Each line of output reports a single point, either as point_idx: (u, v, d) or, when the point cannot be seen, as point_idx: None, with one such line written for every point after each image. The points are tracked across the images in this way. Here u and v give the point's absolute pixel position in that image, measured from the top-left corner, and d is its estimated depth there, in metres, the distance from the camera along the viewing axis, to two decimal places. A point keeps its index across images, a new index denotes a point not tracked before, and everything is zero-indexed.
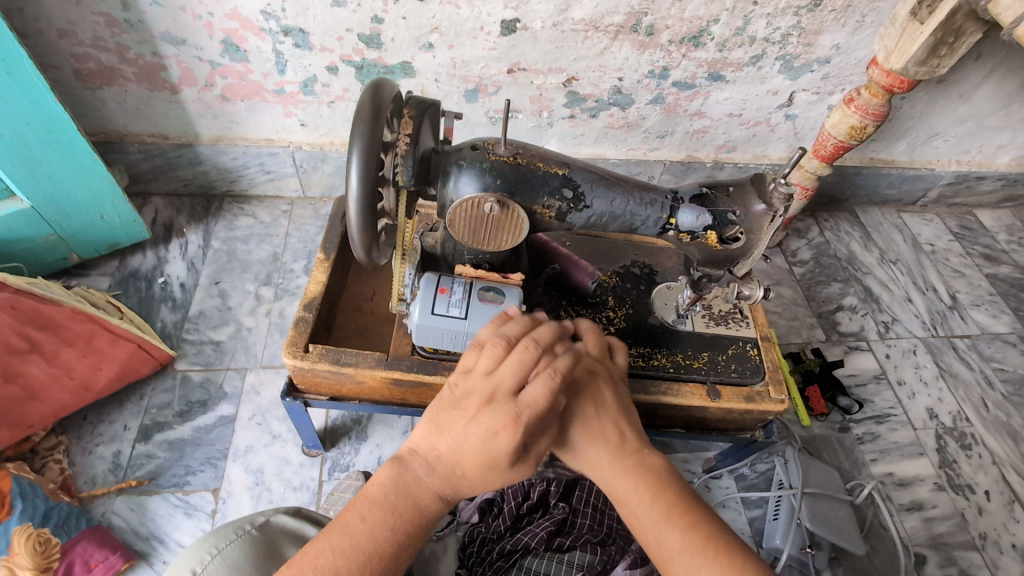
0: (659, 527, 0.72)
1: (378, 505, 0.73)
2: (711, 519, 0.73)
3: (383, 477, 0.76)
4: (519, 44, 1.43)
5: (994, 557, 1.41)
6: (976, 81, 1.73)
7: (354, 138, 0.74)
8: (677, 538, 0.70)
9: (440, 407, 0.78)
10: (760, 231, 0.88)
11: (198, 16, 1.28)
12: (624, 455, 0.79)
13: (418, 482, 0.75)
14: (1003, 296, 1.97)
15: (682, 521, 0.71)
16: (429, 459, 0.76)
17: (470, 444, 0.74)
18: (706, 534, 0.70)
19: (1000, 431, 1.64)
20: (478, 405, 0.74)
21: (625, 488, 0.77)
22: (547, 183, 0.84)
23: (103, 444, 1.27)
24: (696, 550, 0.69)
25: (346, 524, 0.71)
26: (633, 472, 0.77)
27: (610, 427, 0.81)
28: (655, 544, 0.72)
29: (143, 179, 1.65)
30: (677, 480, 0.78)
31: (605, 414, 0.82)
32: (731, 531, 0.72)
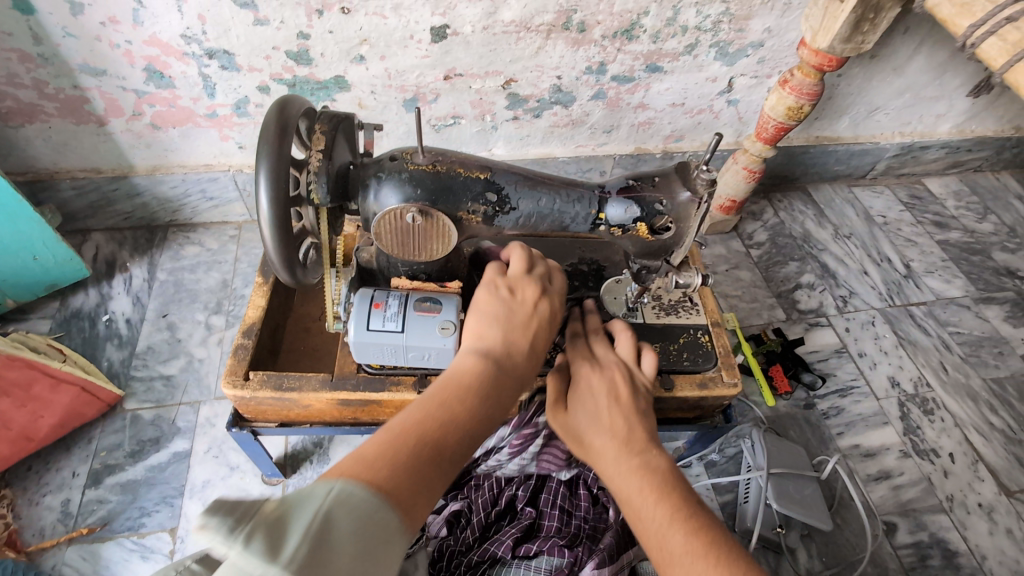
0: (663, 529, 0.69)
1: (471, 386, 0.70)
2: (720, 531, 0.68)
3: (468, 366, 0.73)
4: (452, 50, 1.42)
5: (961, 518, 1.43)
6: (908, 53, 1.76)
7: (260, 157, 0.71)
8: (681, 541, 0.67)
9: (500, 296, 0.82)
10: (689, 219, 0.88)
11: (115, 45, 1.24)
12: (632, 451, 0.78)
13: (508, 364, 0.76)
14: (955, 261, 2.02)
15: (687, 526, 0.68)
16: (509, 343, 0.77)
17: (538, 321, 0.82)
18: (710, 541, 0.66)
19: (960, 393, 1.67)
20: (538, 290, 0.85)
21: (629, 486, 0.75)
22: (469, 188, 0.83)
23: (51, 494, 1.23)
24: (700, 555, 0.65)
25: (444, 402, 0.67)
26: (638, 472, 0.75)
27: (620, 421, 0.82)
28: (655, 546, 0.68)
29: (81, 216, 1.60)
30: (687, 488, 0.75)
31: (616, 404, 0.85)
32: (739, 545, 0.67)
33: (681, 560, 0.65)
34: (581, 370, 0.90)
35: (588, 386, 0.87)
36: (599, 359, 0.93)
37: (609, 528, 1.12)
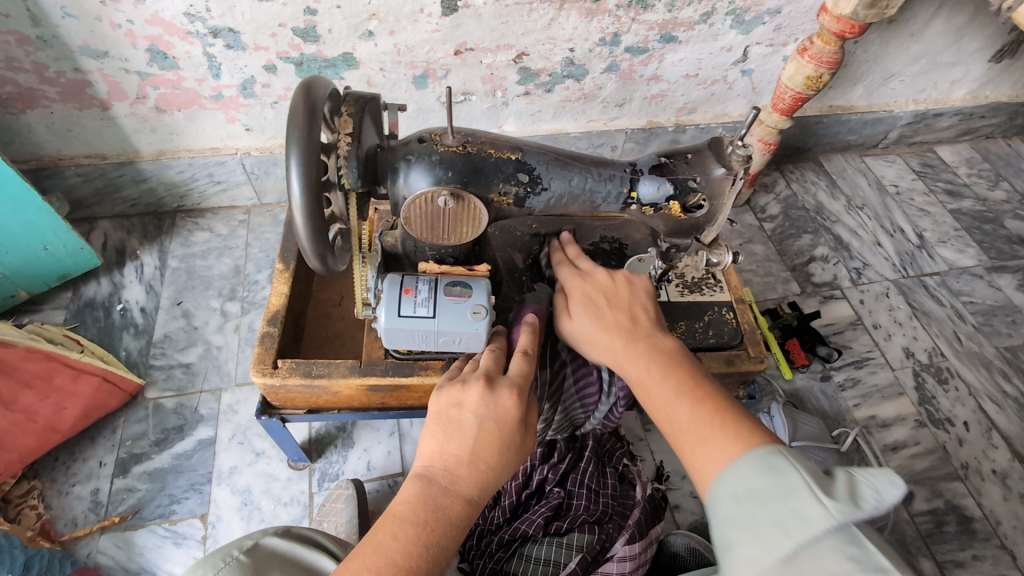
0: (670, 403, 0.73)
1: (410, 522, 0.70)
2: (725, 399, 0.73)
3: (408, 494, 0.72)
4: (463, 23, 1.37)
5: (976, 484, 1.46)
6: (927, 17, 1.72)
7: (289, 141, 0.69)
8: (686, 410, 0.71)
9: (446, 406, 0.77)
10: (723, 196, 0.87)
11: (117, 24, 1.20)
12: (638, 339, 0.82)
13: (452, 489, 0.73)
14: (967, 231, 2.01)
15: (693, 397, 0.72)
16: (450, 464, 0.74)
17: (482, 429, 0.75)
18: (717, 409, 0.70)
19: (974, 362, 1.68)
20: (480, 391, 0.77)
21: (637, 369, 0.79)
22: (500, 169, 0.81)
23: (79, 484, 1.23)
24: (705, 421, 0.69)
25: (378, 546, 0.68)
26: (645, 355, 0.80)
27: (622, 318, 0.85)
28: (667, 419, 0.73)
29: (87, 204, 1.57)
30: (695, 366, 0.79)
31: (613, 306, 0.87)
32: (745, 411, 0.71)
33: (687, 428, 0.70)
34: (574, 279, 0.93)
35: (581, 292, 0.90)
36: (587, 268, 0.95)
37: (637, 506, 1.12)
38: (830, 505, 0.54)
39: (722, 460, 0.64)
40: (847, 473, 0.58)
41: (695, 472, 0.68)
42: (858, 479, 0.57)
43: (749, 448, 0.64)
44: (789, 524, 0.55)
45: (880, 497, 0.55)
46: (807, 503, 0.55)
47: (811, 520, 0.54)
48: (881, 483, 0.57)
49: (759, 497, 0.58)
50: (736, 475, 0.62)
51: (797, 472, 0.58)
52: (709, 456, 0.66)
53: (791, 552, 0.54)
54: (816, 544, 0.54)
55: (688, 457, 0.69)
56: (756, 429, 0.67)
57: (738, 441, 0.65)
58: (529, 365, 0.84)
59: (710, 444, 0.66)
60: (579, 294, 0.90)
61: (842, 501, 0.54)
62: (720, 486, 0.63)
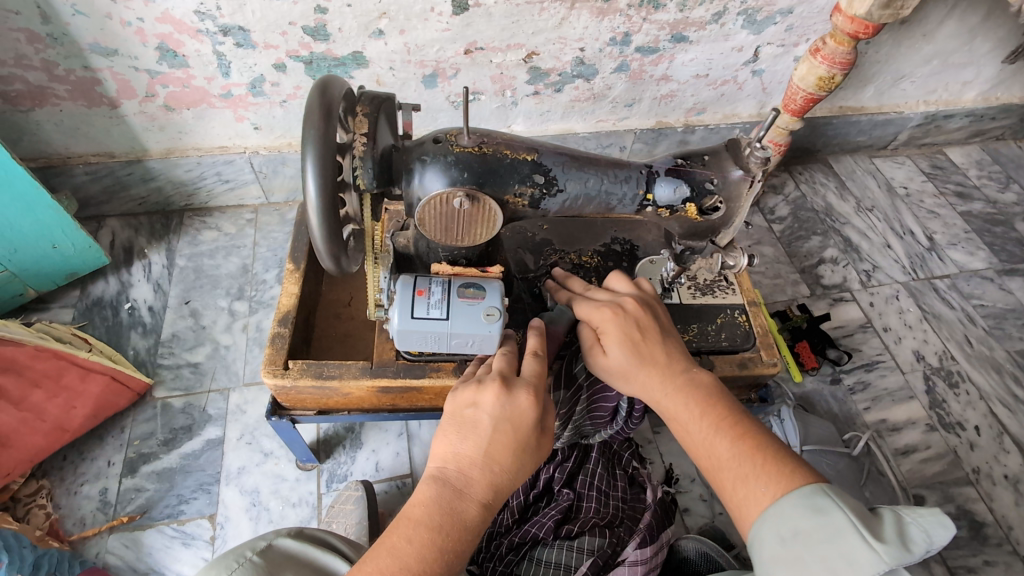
0: (709, 440, 0.74)
1: (425, 525, 0.69)
2: (764, 433, 0.73)
3: (422, 497, 0.72)
4: (473, 22, 1.37)
5: (988, 489, 1.45)
6: (939, 18, 1.71)
7: (305, 142, 0.68)
8: (727, 448, 0.72)
9: (461, 407, 0.77)
10: (740, 198, 0.86)
11: (127, 22, 1.19)
12: (675, 373, 0.80)
13: (467, 492, 0.72)
14: (978, 233, 1.99)
15: (732, 435, 0.72)
16: (464, 466, 0.73)
17: (497, 430, 0.74)
18: (756, 445, 0.71)
19: (985, 365, 1.67)
20: (495, 391, 0.76)
21: (677, 405, 0.78)
22: (516, 170, 0.80)
23: (88, 483, 1.23)
24: (746, 460, 0.70)
25: (393, 549, 0.67)
26: (684, 390, 0.78)
27: (657, 350, 0.82)
28: (706, 454, 0.74)
29: (95, 202, 1.57)
30: (731, 398, 0.79)
31: (646, 336, 0.83)
32: (783, 444, 0.72)
33: (728, 466, 0.70)
34: (599, 309, 0.85)
35: (613, 321, 0.83)
36: (607, 297, 0.89)
37: (647, 509, 1.12)
38: (880, 548, 0.56)
39: (766, 501, 0.65)
40: (895, 516, 0.60)
41: (736, 509, 0.69)
42: (907, 521, 0.59)
43: (793, 488, 0.65)
44: (838, 566, 0.57)
45: (929, 541, 0.58)
46: (854, 546, 0.57)
47: (858, 562, 0.56)
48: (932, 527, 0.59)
49: (808, 540, 0.60)
50: (782, 517, 0.63)
51: (844, 512, 0.59)
52: (753, 496, 0.67)
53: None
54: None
55: (729, 495, 0.70)
56: (798, 466, 0.68)
57: (781, 483, 0.66)
58: (543, 366, 0.83)
59: (753, 485, 0.67)
60: (610, 324, 0.83)
61: (891, 546, 0.57)
62: (765, 527, 0.64)
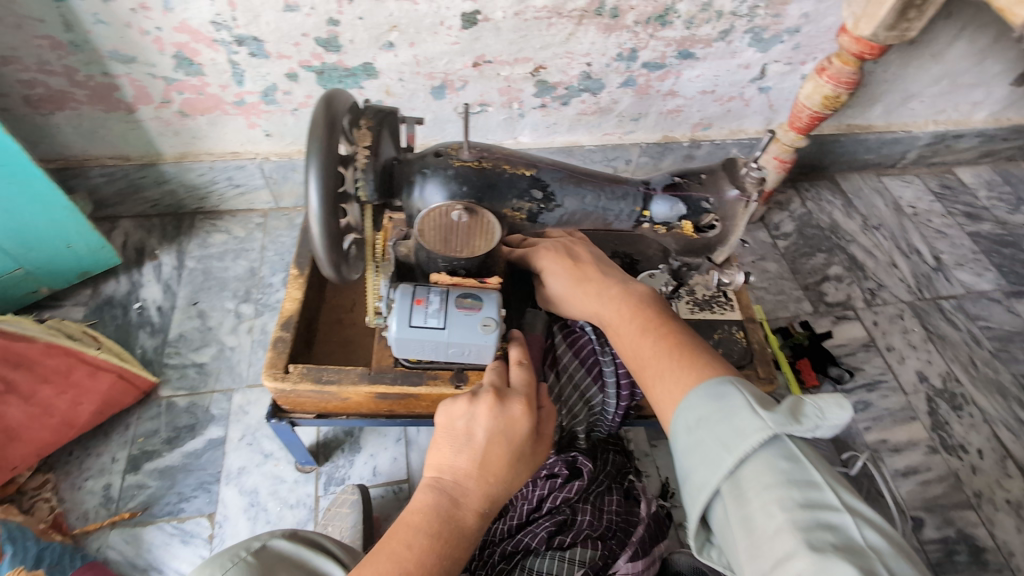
0: (636, 341, 0.79)
1: (423, 535, 0.71)
2: (687, 335, 0.77)
3: (421, 505, 0.74)
4: (482, 36, 1.39)
5: (989, 514, 1.43)
6: (948, 39, 1.71)
7: (309, 154, 0.71)
8: (651, 348, 0.77)
9: (455, 421, 0.77)
10: (736, 217, 0.87)
11: (146, 31, 1.23)
12: (607, 288, 0.87)
13: (463, 501, 0.74)
14: (986, 254, 1.98)
15: (656, 336, 0.78)
16: (460, 476, 0.75)
17: (491, 443, 0.76)
18: (678, 345, 0.75)
19: (989, 388, 1.65)
20: (490, 403, 0.77)
21: (610, 313, 0.85)
22: (515, 185, 0.82)
23: (92, 479, 1.26)
24: (666, 357, 0.74)
25: (392, 554, 0.69)
26: (616, 300, 0.85)
27: (590, 272, 0.90)
28: (633, 357, 0.79)
29: (109, 203, 1.61)
30: (664, 309, 0.84)
31: (581, 262, 0.92)
32: (706, 346, 0.76)
33: (649, 364, 0.76)
34: (540, 249, 0.96)
35: (547, 257, 0.94)
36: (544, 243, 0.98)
37: (641, 523, 1.12)
38: (767, 417, 0.61)
39: (678, 392, 0.70)
40: (794, 401, 0.65)
41: (657, 404, 0.73)
42: (804, 403, 0.64)
43: (703, 379, 0.69)
44: (732, 441, 0.61)
45: (819, 416, 0.63)
46: (747, 419, 0.61)
47: (750, 433, 0.60)
48: (829, 408, 0.64)
49: (707, 423, 0.64)
50: (692, 406, 0.67)
51: (742, 396, 0.64)
52: (668, 389, 0.71)
53: (734, 467, 0.60)
54: (754, 459, 0.59)
55: (652, 391, 0.74)
56: (711, 361, 0.72)
57: (695, 374, 0.70)
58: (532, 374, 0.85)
59: (668, 379, 0.72)
60: (547, 260, 0.94)
61: (778, 414, 0.61)
62: (678, 417, 0.68)
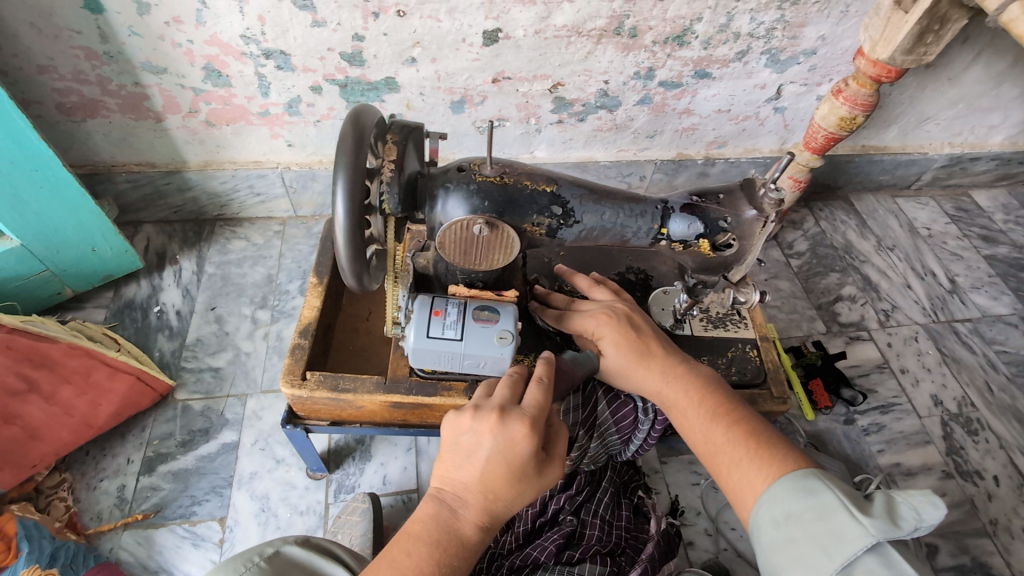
0: (707, 428, 0.81)
1: (421, 542, 0.74)
2: (756, 420, 0.81)
3: (423, 513, 0.76)
4: (502, 53, 1.42)
5: (1006, 543, 1.41)
6: (965, 63, 1.72)
7: (337, 166, 0.73)
8: (723, 436, 0.79)
9: (460, 436, 0.77)
10: (753, 236, 0.88)
11: (178, 44, 1.27)
12: (671, 369, 0.87)
13: (462, 514, 0.76)
14: (1002, 278, 1.96)
15: (727, 420, 0.80)
16: (460, 491, 0.76)
17: (491, 462, 0.74)
18: (750, 433, 0.78)
19: (1006, 414, 1.63)
20: (490, 422, 0.75)
21: (676, 394, 0.85)
22: (535, 201, 0.84)
23: (107, 479, 1.27)
24: (741, 445, 0.77)
25: (392, 561, 0.72)
26: (681, 381, 0.86)
27: (653, 347, 0.89)
28: (703, 441, 0.81)
29: (133, 208, 1.65)
30: (726, 391, 0.86)
31: (642, 334, 0.90)
32: (774, 432, 0.79)
33: (723, 451, 0.78)
34: (593, 317, 0.92)
35: (607, 325, 0.90)
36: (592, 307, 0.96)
37: (650, 540, 1.12)
38: (867, 523, 0.63)
39: (759, 483, 0.73)
40: (887, 498, 0.67)
41: (731, 489, 0.77)
42: (898, 500, 0.66)
43: (783, 471, 0.73)
44: (831, 545, 0.64)
45: (918, 518, 0.64)
46: (845, 523, 0.64)
47: (850, 539, 0.63)
48: (922, 505, 0.65)
49: (799, 521, 0.67)
50: (776, 500, 0.70)
51: (834, 494, 0.67)
52: (746, 478, 0.74)
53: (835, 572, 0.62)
54: (856, 562, 0.62)
55: (726, 477, 0.77)
56: (787, 449, 0.76)
57: (772, 466, 0.74)
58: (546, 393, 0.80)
59: (746, 467, 0.75)
60: (605, 328, 0.90)
61: (878, 520, 0.63)
62: (759, 508, 0.71)
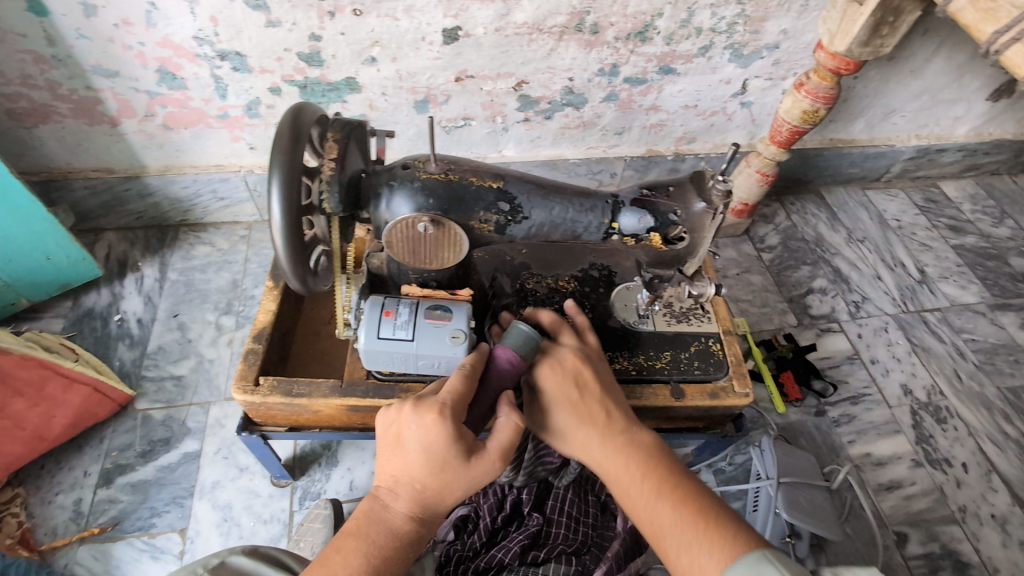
0: (651, 505, 0.75)
1: (353, 535, 0.74)
2: (702, 492, 0.75)
3: (360, 509, 0.77)
4: (464, 51, 1.41)
5: (974, 529, 1.42)
6: (927, 55, 1.73)
7: (273, 165, 0.71)
8: (669, 514, 0.73)
9: (385, 427, 0.77)
10: (704, 229, 0.88)
11: (128, 46, 1.25)
12: (613, 434, 0.82)
13: (392, 506, 0.75)
14: (970, 267, 1.98)
15: (673, 498, 0.74)
16: (389, 484, 0.76)
17: (412, 452, 0.74)
18: (697, 508, 0.72)
19: (975, 401, 1.65)
20: (407, 408, 0.75)
21: (617, 466, 0.79)
22: (481, 197, 0.83)
23: (63, 493, 1.24)
24: (688, 525, 0.71)
25: (325, 557, 0.73)
26: (622, 450, 0.80)
27: (598, 410, 0.83)
28: (648, 520, 0.75)
29: (93, 215, 1.61)
30: (670, 458, 0.80)
31: (586, 392, 0.84)
32: (721, 504, 0.74)
33: (671, 532, 0.72)
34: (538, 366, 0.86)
35: (550, 379, 0.84)
36: (547, 348, 0.88)
37: (616, 537, 1.12)
38: None
39: (711, 570, 0.67)
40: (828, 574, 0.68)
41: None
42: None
43: (734, 552, 0.67)
44: None
45: None
46: None
47: None
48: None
49: None
50: None
51: None
52: (698, 563, 0.68)
53: None
54: None
55: (674, 562, 0.71)
56: (737, 528, 0.70)
57: (724, 548, 0.67)
58: (467, 379, 0.80)
59: (696, 551, 0.69)
60: (548, 383, 0.84)
61: None
62: None
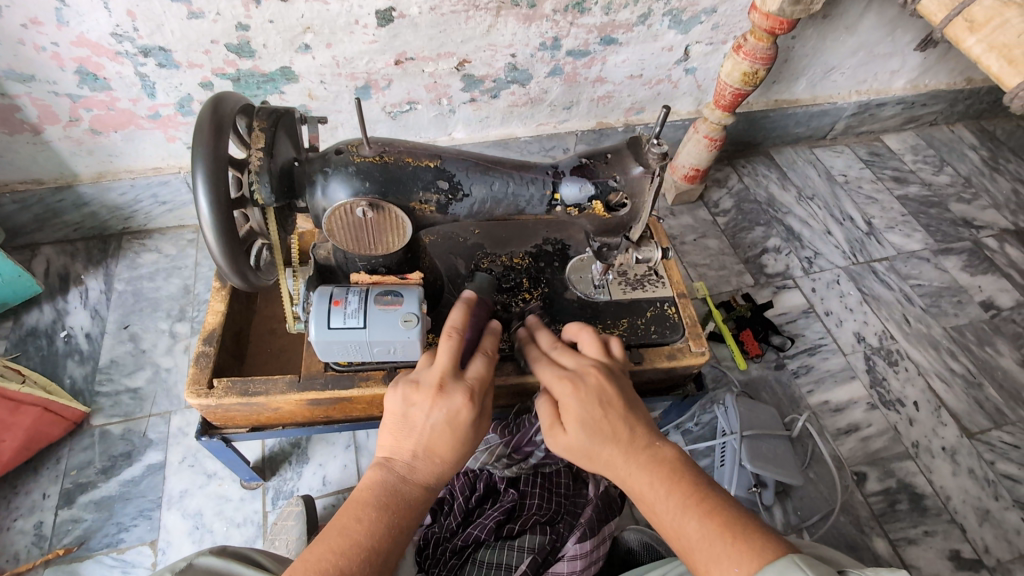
0: (679, 519, 0.67)
1: (373, 506, 0.72)
2: (728, 503, 0.68)
3: (371, 480, 0.75)
4: (400, 33, 1.38)
5: (927, 462, 1.50)
6: (859, 11, 1.77)
7: (196, 159, 0.69)
8: (697, 529, 0.66)
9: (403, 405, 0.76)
10: (643, 193, 0.88)
11: (41, 48, 1.18)
12: (636, 450, 0.74)
13: (411, 477, 0.75)
14: (914, 216, 2.06)
15: (700, 510, 0.67)
16: (407, 456, 0.76)
17: (436, 431, 0.75)
18: (725, 521, 0.65)
19: (923, 342, 1.73)
20: (432, 395, 0.75)
21: (641, 484, 0.72)
22: (419, 177, 0.82)
23: (22, 518, 1.20)
24: (716, 539, 0.64)
25: (344, 528, 0.70)
26: (647, 468, 0.72)
27: (620, 425, 0.75)
28: (675, 534, 0.68)
29: (27, 230, 1.54)
30: (694, 468, 0.73)
31: (613, 410, 0.76)
32: (750, 516, 0.66)
33: (700, 547, 0.65)
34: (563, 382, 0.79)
35: (571, 396, 0.77)
36: (573, 368, 0.82)
37: (588, 503, 1.12)
38: None
39: None
40: None
41: None
42: None
43: (764, 562, 0.60)
44: None
45: None
46: None
47: None
48: None
49: None
50: None
51: None
52: None
53: None
54: None
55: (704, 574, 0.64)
56: (766, 536, 0.63)
57: (755, 560, 0.61)
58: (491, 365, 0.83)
59: (725, 566, 0.62)
60: (570, 399, 0.77)
61: None
62: None
